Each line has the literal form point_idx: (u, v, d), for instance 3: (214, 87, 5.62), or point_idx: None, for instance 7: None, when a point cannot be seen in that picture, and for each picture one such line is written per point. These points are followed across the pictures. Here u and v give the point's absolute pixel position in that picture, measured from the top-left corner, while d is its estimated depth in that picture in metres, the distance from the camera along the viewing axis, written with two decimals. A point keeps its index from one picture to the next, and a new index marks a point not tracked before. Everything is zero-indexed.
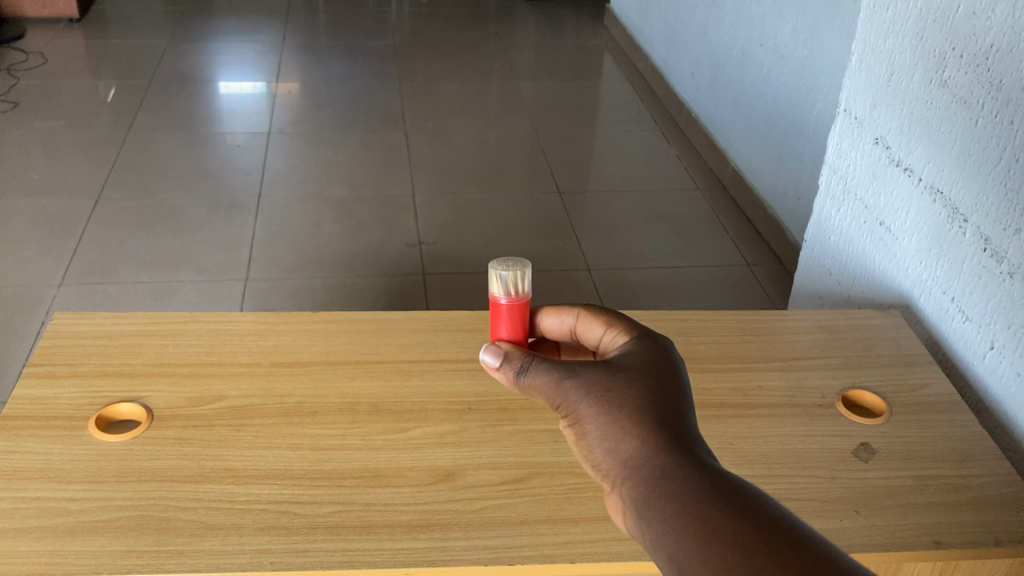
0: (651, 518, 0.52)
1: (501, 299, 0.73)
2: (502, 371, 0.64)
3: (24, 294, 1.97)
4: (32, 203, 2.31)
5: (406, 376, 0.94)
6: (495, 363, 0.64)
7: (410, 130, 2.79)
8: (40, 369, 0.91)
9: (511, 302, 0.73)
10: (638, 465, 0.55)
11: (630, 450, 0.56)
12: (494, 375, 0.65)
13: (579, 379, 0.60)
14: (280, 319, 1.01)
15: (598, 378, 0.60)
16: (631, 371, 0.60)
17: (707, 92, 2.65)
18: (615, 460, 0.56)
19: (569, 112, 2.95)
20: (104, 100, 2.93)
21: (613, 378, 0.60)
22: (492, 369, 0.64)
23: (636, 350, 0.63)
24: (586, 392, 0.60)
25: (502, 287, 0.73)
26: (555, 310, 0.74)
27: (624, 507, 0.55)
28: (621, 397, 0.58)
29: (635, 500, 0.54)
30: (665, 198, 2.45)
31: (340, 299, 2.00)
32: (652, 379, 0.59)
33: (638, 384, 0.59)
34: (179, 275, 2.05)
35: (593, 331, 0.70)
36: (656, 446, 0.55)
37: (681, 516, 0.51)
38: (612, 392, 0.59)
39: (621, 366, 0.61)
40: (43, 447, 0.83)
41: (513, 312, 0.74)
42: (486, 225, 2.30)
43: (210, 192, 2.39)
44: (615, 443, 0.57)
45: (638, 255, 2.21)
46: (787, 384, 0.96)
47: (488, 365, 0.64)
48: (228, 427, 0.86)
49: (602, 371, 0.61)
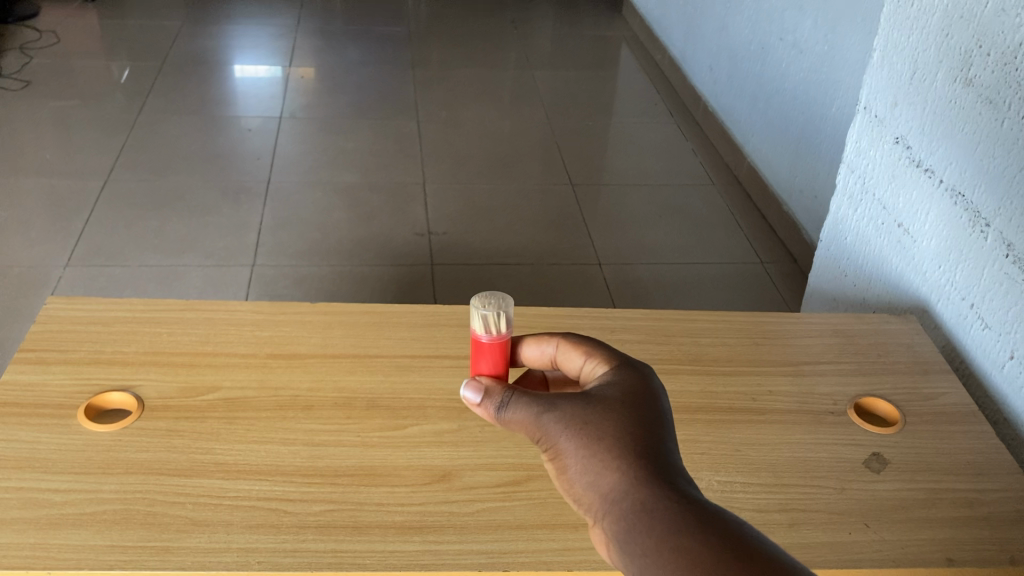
0: (633, 553, 0.50)
1: (483, 337, 0.73)
2: (483, 407, 0.62)
3: (28, 275, 1.95)
4: (40, 183, 2.29)
5: (405, 371, 0.91)
6: (475, 399, 0.63)
7: (423, 118, 2.77)
8: (30, 355, 0.89)
9: (493, 340, 0.73)
10: (619, 498, 0.52)
11: (612, 484, 0.54)
12: (477, 412, 0.63)
13: (557, 412, 0.58)
14: (278, 310, 0.99)
15: (577, 410, 0.58)
16: (610, 401, 0.58)
17: (724, 86, 2.61)
18: (597, 494, 0.54)
19: (584, 104, 2.92)
20: (118, 80, 2.91)
21: (592, 408, 0.58)
22: (472, 405, 0.62)
23: (617, 379, 0.61)
24: (565, 425, 0.57)
25: (484, 324, 0.73)
26: (533, 339, 0.72)
27: (609, 542, 0.53)
28: (601, 428, 0.56)
29: (616, 535, 0.51)
30: (679, 193, 2.42)
31: (346, 287, 1.98)
32: (632, 408, 0.57)
33: (619, 414, 0.57)
34: (185, 259, 2.03)
35: (573, 360, 0.68)
36: (638, 476, 0.53)
37: (662, 548, 0.48)
38: (590, 423, 0.57)
39: (602, 397, 0.59)
40: (31, 436, 0.80)
41: (494, 349, 0.74)
42: (496, 216, 2.28)
43: (219, 176, 2.37)
44: (595, 475, 0.55)
45: (649, 250, 2.17)
46: (797, 389, 0.93)
47: (468, 401, 0.62)
48: (221, 420, 0.84)
49: (581, 402, 0.59)
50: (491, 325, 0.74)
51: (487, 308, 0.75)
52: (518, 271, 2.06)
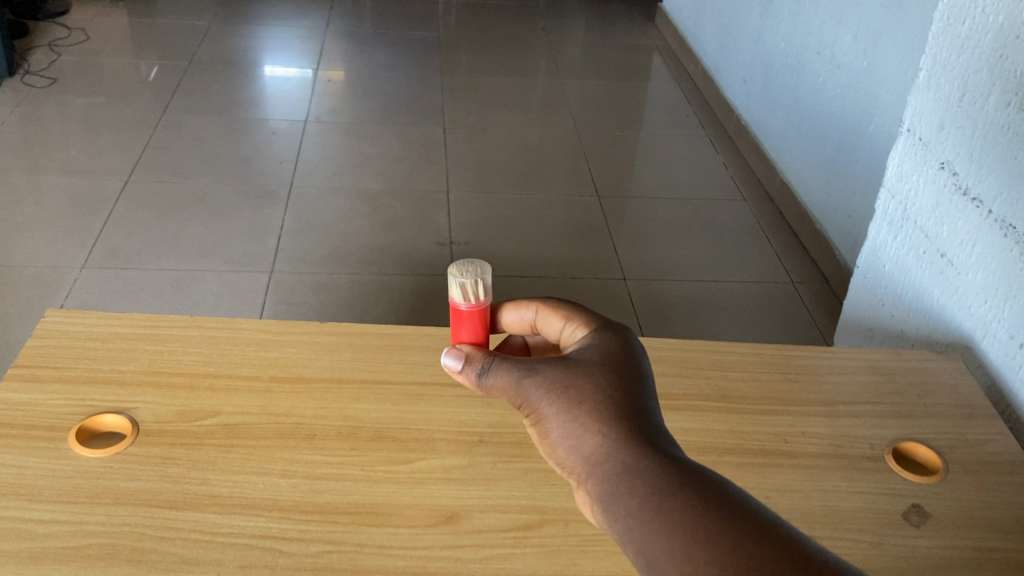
0: (614, 509, 0.54)
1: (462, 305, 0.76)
2: (464, 373, 0.67)
3: (44, 275, 1.93)
4: (61, 182, 2.27)
5: (414, 400, 0.86)
6: (456, 365, 0.67)
7: (449, 125, 2.72)
8: (24, 371, 0.85)
9: (471, 307, 0.76)
10: (601, 458, 0.56)
11: (591, 443, 0.57)
12: (459, 377, 0.68)
13: (537, 377, 0.62)
14: (285, 329, 0.94)
15: (556, 373, 0.62)
16: (589, 363, 0.62)
17: (758, 99, 2.55)
18: (578, 454, 0.58)
19: (614, 114, 2.86)
20: (145, 79, 2.89)
21: (572, 372, 0.62)
22: (453, 371, 0.67)
23: (597, 344, 0.65)
24: (546, 389, 0.62)
25: (460, 292, 0.76)
26: (510, 305, 0.77)
27: (590, 500, 0.57)
28: (580, 391, 0.60)
29: (598, 492, 0.55)
30: (709, 208, 2.36)
31: (365, 297, 1.94)
32: (612, 372, 0.61)
33: (597, 376, 0.61)
34: (203, 263, 2.00)
35: (553, 324, 0.73)
36: (618, 436, 0.57)
37: (643, 503, 0.52)
38: (571, 387, 0.61)
39: (580, 360, 0.63)
40: (18, 461, 0.76)
41: (474, 316, 0.77)
42: (520, 227, 2.22)
43: (242, 179, 2.34)
44: (577, 435, 0.58)
45: (677, 266, 2.11)
46: (831, 431, 0.87)
47: (450, 367, 0.67)
48: (219, 448, 0.79)
49: (559, 365, 0.63)
50: (469, 294, 0.76)
51: (463, 275, 0.77)
52: (541, 285, 2.01)
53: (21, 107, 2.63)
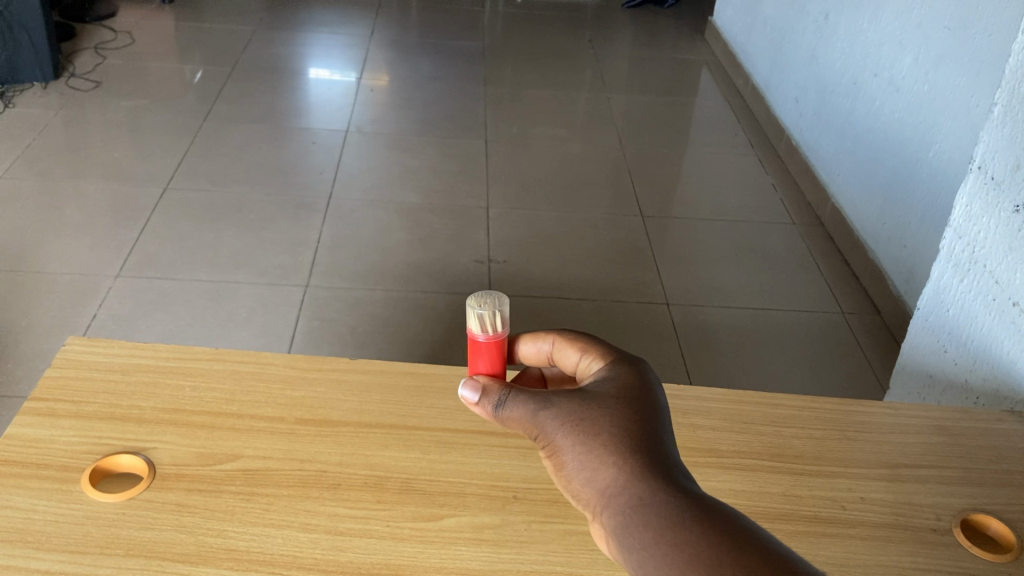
0: (633, 546, 0.55)
1: (480, 337, 0.74)
2: (480, 405, 0.67)
3: (79, 282, 1.91)
4: (101, 187, 2.26)
5: (446, 449, 0.81)
6: (473, 397, 0.67)
7: (491, 139, 2.68)
8: (39, 405, 0.81)
9: (490, 339, 0.74)
10: (619, 493, 0.58)
11: (609, 480, 0.59)
12: (475, 409, 0.68)
13: (554, 410, 0.63)
14: (312, 366, 0.90)
15: (573, 407, 0.63)
16: (605, 398, 0.63)
17: (811, 119, 2.47)
18: (596, 490, 0.59)
19: (660, 131, 2.80)
20: (189, 83, 2.89)
21: (589, 406, 0.63)
22: (470, 403, 0.67)
23: (611, 377, 0.66)
24: (563, 423, 0.62)
25: (479, 324, 0.74)
26: (529, 337, 0.76)
27: (608, 534, 0.58)
28: (597, 427, 0.61)
29: (617, 528, 0.57)
30: (756, 232, 2.29)
31: (400, 315, 1.90)
32: (629, 406, 0.62)
33: (614, 411, 0.62)
34: (238, 275, 1.97)
35: (570, 357, 0.73)
36: (634, 473, 0.58)
37: (662, 540, 0.54)
38: (588, 421, 0.62)
39: (596, 395, 0.64)
40: (27, 504, 0.72)
41: (492, 348, 0.75)
42: (561, 246, 2.17)
43: (281, 189, 2.31)
44: (594, 470, 0.60)
45: (722, 291, 2.05)
46: (892, 498, 0.80)
47: (466, 399, 0.67)
48: (238, 496, 0.75)
49: (576, 400, 0.63)
50: (488, 325, 0.74)
51: (481, 306, 0.75)
52: (580, 307, 1.95)
53: (64, 110, 2.63)
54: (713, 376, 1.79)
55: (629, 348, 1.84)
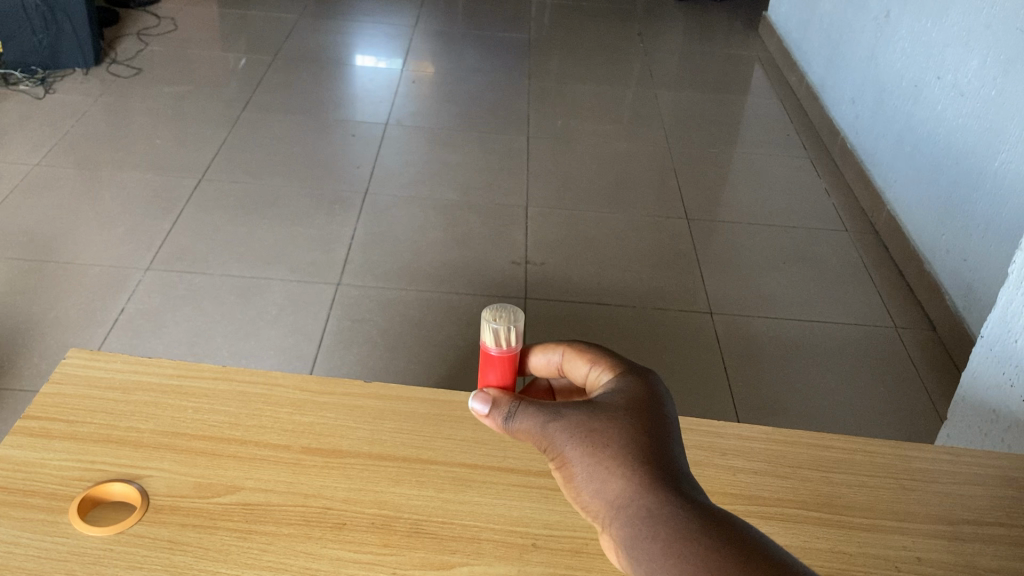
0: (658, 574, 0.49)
1: (492, 349, 0.70)
2: (490, 417, 0.61)
3: (109, 274, 1.88)
4: (135, 177, 2.23)
5: (461, 487, 0.75)
6: (483, 409, 0.61)
7: (534, 135, 2.61)
8: (33, 424, 0.77)
9: (502, 352, 0.70)
10: (631, 505, 0.52)
11: (620, 492, 0.53)
12: (483, 421, 0.62)
13: (566, 421, 0.58)
14: (325, 388, 0.84)
15: (589, 419, 0.57)
16: (619, 410, 0.58)
17: (867, 121, 2.36)
18: (605, 501, 0.54)
19: (709, 130, 2.70)
20: (232, 70, 2.86)
21: (600, 416, 0.57)
22: (480, 415, 0.61)
23: (620, 386, 0.60)
24: (573, 434, 0.57)
25: (493, 338, 0.69)
26: (540, 348, 0.71)
27: (618, 549, 0.53)
28: (608, 439, 0.56)
29: (641, 554, 0.51)
30: (806, 238, 2.19)
31: (432, 317, 1.84)
32: (641, 417, 0.57)
33: (626, 421, 0.57)
34: (270, 271, 1.93)
35: (578, 368, 0.67)
36: (647, 485, 0.53)
37: (676, 558, 0.49)
38: (598, 432, 0.56)
39: (612, 406, 0.58)
40: (10, 536, 0.67)
41: (504, 362, 0.70)
42: (601, 249, 2.09)
43: (318, 183, 2.27)
44: (603, 480, 0.54)
45: (769, 301, 1.96)
46: (953, 559, 0.72)
47: (476, 412, 0.61)
48: (235, 533, 0.69)
49: (592, 412, 0.58)
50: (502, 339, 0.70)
51: (496, 320, 0.71)
52: (620, 314, 1.88)
53: (105, 96, 2.61)
54: (757, 390, 1.70)
55: (670, 359, 1.76)
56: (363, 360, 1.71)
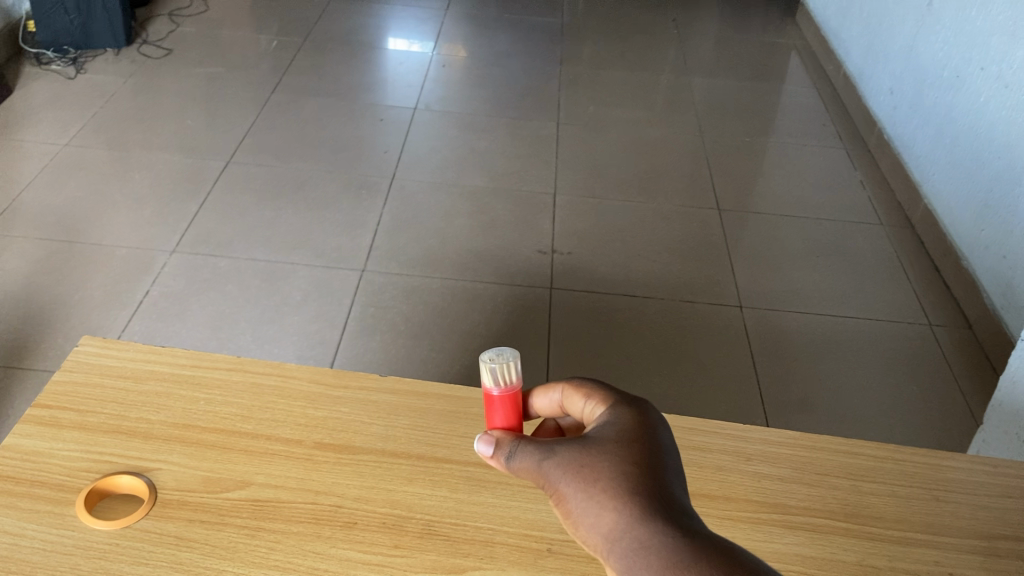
0: None
1: (491, 391, 0.65)
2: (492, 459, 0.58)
3: (135, 257, 1.87)
4: (163, 159, 2.22)
5: (476, 488, 0.73)
6: (487, 450, 0.57)
7: (565, 121, 2.57)
8: (43, 414, 0.76)
9: (503, 393, 0.65)
10: (626, 539, 0.48)
11: (619, 526, 0.49)
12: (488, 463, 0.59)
13: (564, 456, 0.54)
14: (339, 382, 0.82)
15: (586, 454, 0.53)
16: (618, 444, 0.54)
17: (906, 113, 2.31)
18: (601, 538, 0.50)
19: (743, 118, 2.66)
20: (263, 51, 2.85)
21: (593, 450, 0.54)
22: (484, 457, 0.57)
23: (615, 418, 0.57)
24: (571, 469, 0.53)
25: (492, 379, 0.65)
26: (542, 389, 0.66)
27: None
28: (600, 471, 0.52)
29: None
30: (840, 231, 2.14)
31: (456, 305, 1.81)
32: (637, 447, 0.53)
33: (620, 452, 0.53)
34: (295, 256, 1.92)
35: (576, 404, 0.62)
36: (642, 516, 0.49)
37: None
38: (590, 464, 0.53)
39: (612, 440, 0.54)
40: (15, 527, 0.66)
41: (506, 403, 0.65)
42: (630, 239, 2.06)
43: (346, 167, 2.25)
44: (596, 515, 0.50)
45: (800, 295, 1.92)
46: None
47: (480, 453, 0.57)
48: (243, 530, 0.68)
49: (590, 447, 0.54)
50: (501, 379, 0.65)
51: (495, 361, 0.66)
52: (647, 306, 1.85)
53: (135, 77, 2.61)
54: (786, 386, 1.67)
55: (697, 353, 1.73)
56: (386, 347, 1.70)
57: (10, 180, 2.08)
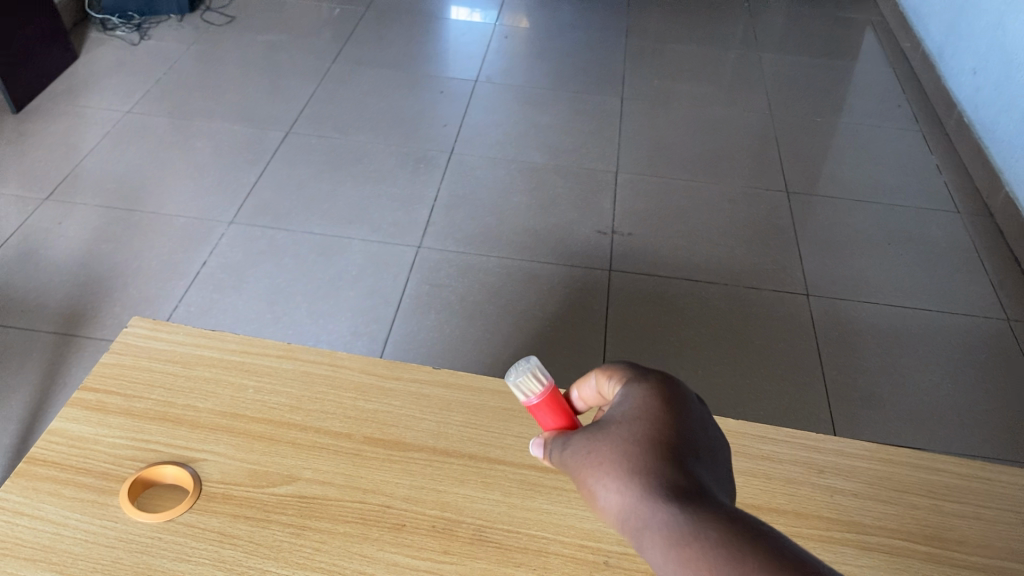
0: None
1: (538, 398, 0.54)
2: None
3: (193, 227, 1.87)
4: (223, 127, 2.21)
5: (530, 492, 0.70)
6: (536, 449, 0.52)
7: (628, 96, 2.51)
8: (90, 399, 0.74)
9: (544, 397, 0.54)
10: (640, 521, 0.42)
11: (634, 513, 0.43)
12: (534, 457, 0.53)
13: (574, 444, 0.47)
14: (392, 373, 0.79)
15: (595, 437, 0.47)
16: (629, 422, 0.47)
17: (990, 94, 2.20)
18: (617, 524, 0.43)
19: (814, 97, 2.56)
20: (325, 20, 2.82)
21: (607, 427, 0.47)
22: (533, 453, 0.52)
23: (634, 390, 0.50)
24: (580, 456, 0.47)
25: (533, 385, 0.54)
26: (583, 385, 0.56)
27: None
28: (613, 446, 0.46)
29: None
30: (913, 218, 2.06)
31: (513, 285, 1.78)
32: (655, 419, 0.47)
33: (636, 426, 0.47)
34: (351, 231, 1.89)
35: (605, 387, 0.54)
36: (655, 499, 0.42)
37: None
38: (602, 443, 0.46)
39: (624, 418, 0.48)
40: (58, 516, 0.65)
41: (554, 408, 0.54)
42: (694, 221, 2.00)
43: (405, 140, 2.22)
44: (608, 494, 0.44)
45: (870, 284, 1.84)
46: None
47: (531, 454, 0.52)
48: (288, 528, 0.65)
49: (603, 429, 0.47)
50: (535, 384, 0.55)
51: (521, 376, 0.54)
52: (709, 292, 1.79)
53: (198, 44, 2.60)
54: (853, 380, 1.61)
55: (761, 343, 1.67)
56: (440, 326, 1.67)
57: (73, 145, 2.09)
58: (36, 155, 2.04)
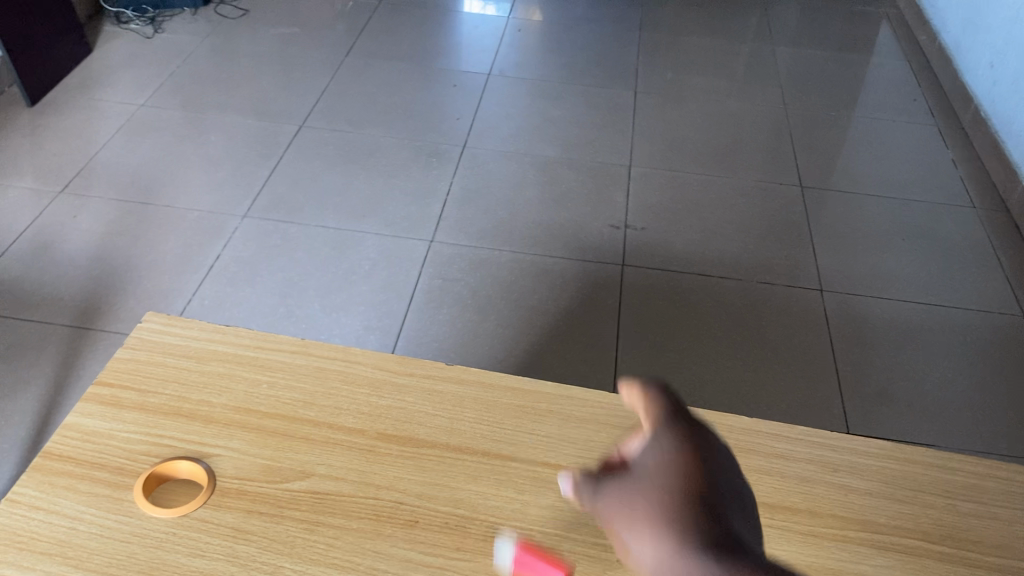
0: None
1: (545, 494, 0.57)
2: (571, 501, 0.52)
3: (207, 221, 1.87)
4: (237, 121, 2.22)
5: (543, 489, 0.70)
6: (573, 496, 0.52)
7: (642, 90, 2.50)
8: (106, 394, 0.74)
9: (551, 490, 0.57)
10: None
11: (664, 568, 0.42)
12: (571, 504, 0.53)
13: (605, 499, 0.47)
14: (405, 369, 0.79)
15: (625, 494, 0.47)
16: (658, 476, 0.47)
17: (1007, 88, 2.18)
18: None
19: (828, 91, 2.55)
20: (338, 13, 2.82)
21: (637, 481, 0.47)
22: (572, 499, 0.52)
23: (661, 438, 0.50)
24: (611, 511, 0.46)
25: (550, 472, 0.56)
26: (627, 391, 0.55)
27: None
28: (643, 502, 0.45)
29: None
30: (928, 213, 2.04)
31: (525, 280, 1.77)
32: (683, 473, 0.46)
33: (667, 476, 0.46)
34: (364, 225, 1.89)
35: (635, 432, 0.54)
36: (684, 553, 0.42)
37: None
38: (632, 499, 0.46)
39: (653, 470, 0.47)
40: (73, 511, 0.65)
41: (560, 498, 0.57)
42: (707, 215, 1.99)
43: (417, 134, 2.22)
44: (636, 547, 0.44)
45: (884, 279, 1.83)
46: None
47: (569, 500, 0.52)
48: (302, 524, 0.66)
49: (633, 481, 0.47)
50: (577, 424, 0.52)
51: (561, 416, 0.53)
52: (722, 286, 1.78)
53: (212, 37, 2.60)
54: (867, 376, 1.60)
55: (774, 339, 1.67)
56: (452, 320, 1.67)
57: (87, 139, 2.10)
58: (51, 148, 2.05)
